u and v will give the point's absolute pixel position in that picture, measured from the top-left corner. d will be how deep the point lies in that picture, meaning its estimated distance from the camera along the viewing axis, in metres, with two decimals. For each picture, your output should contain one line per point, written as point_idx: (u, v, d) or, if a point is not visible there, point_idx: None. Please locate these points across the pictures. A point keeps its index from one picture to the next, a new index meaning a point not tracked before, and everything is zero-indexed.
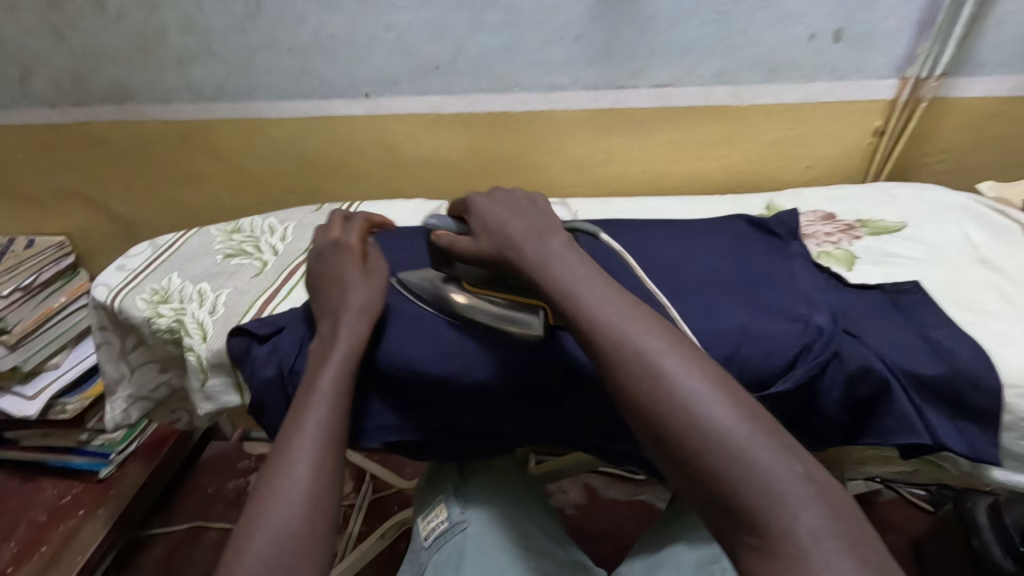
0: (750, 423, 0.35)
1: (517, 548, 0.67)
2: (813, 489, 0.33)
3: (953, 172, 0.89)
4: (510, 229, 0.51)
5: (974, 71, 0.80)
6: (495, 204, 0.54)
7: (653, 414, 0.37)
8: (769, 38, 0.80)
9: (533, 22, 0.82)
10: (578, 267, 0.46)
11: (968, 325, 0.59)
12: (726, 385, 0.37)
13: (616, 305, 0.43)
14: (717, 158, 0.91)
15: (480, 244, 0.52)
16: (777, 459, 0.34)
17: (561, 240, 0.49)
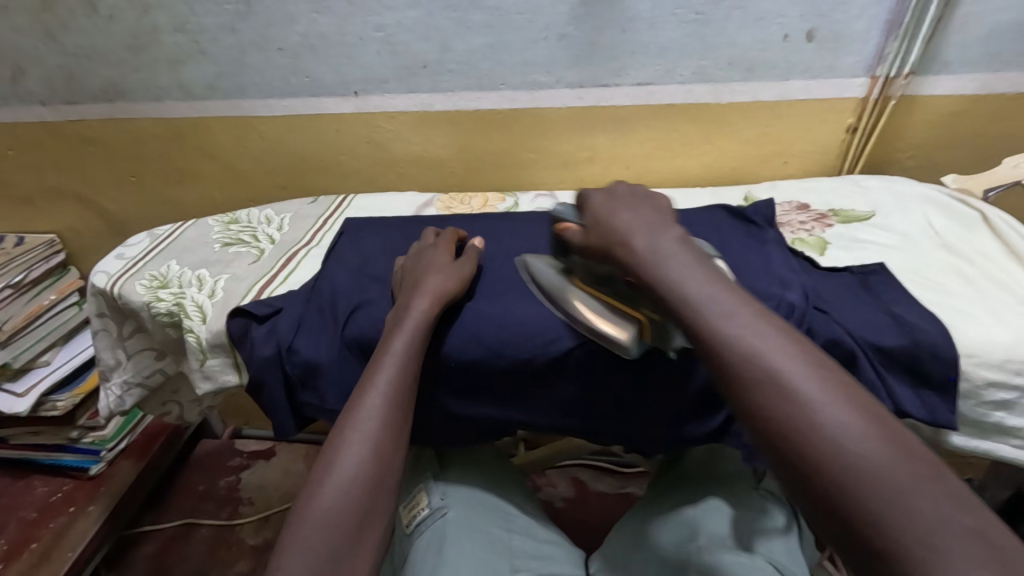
0: (904, 461, 0.34)
1: (497, 533, 0.70)
2: (986, 548, 0.30)
3: (924, 167, 0.92)
4: (619, 225, 0.53)
5: (940, 70, 0.83)
6: (611, 201, 0.57)
7: (787, 436, 0.37)
8: (745, 38, 0.83)
9: (518, 22, 0.85)
10: (691, 265, 0.47)
11: (932, 304, 0.62)
12: (875, 420, 0.36)
13: (753, 320, 0.42)
14: (698, 155, 0.94)
15: (590, 236, 0.55)
16: (939, 510, 0.32)
17: (673, 236, 0.51)
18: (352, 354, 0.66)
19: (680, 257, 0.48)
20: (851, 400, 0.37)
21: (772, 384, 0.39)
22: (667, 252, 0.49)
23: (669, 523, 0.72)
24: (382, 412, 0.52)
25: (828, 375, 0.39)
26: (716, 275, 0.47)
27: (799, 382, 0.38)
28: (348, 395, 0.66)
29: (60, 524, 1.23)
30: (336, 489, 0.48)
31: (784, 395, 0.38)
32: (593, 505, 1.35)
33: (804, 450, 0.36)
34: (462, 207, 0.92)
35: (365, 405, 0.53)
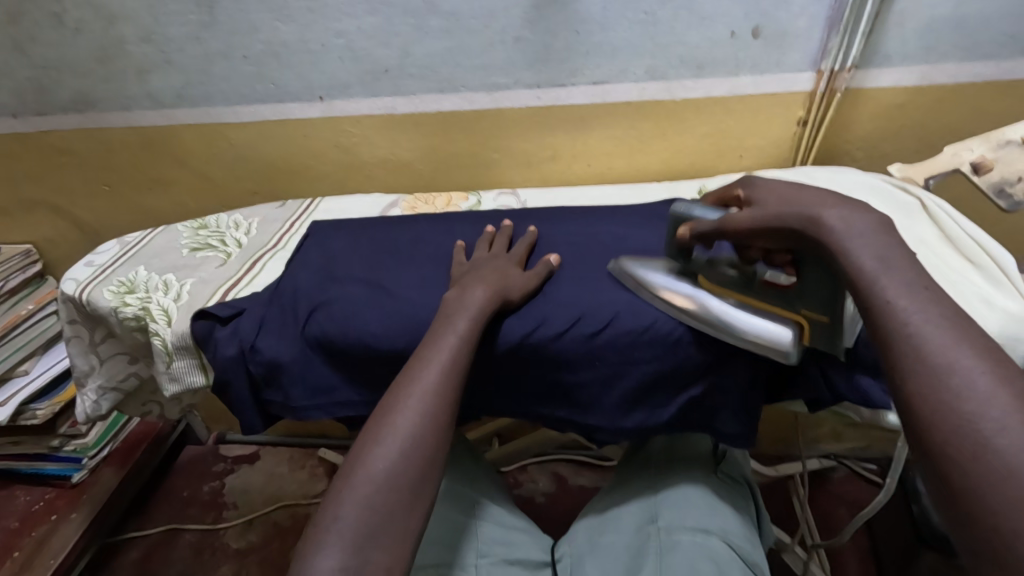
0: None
1: (468, 519, 0.72)
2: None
3: (873, 159, 0.95)
4: (808, 196, 0.52)
5: (882, 64, 0.86)
6: (771, 185, 0.57)
7: (951, 443, 0.36)
8: (694, 36, 0.85)
9: (473, 26, 0.87)
10: (893, 249, 0.45)
11: None
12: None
13: (917, 291, 0.43)
14: (656, 150, 0.97)
15: (766, 208, 0.54)
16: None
17: (875, 216, 0.48)
18: (313, 350, 0.67)
19: (876, 240, 0.46)
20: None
21: (920, 356, 0.39)
22: (860, 230, 0.47)
23: (632, 505, 0.74)
24: (437, 383, 0.55)
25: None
26: (921, 269, 0.44)
27: (987, 393, 0.36)
28: (312, 391, 0.68)
29: (43, 532, 1.24)
30: (391, 449, 0.50)
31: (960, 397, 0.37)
32: (573, 498, 1.37)
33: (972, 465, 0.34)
34: (428, 207, 0.94)
35: (424, 374, 0.55)
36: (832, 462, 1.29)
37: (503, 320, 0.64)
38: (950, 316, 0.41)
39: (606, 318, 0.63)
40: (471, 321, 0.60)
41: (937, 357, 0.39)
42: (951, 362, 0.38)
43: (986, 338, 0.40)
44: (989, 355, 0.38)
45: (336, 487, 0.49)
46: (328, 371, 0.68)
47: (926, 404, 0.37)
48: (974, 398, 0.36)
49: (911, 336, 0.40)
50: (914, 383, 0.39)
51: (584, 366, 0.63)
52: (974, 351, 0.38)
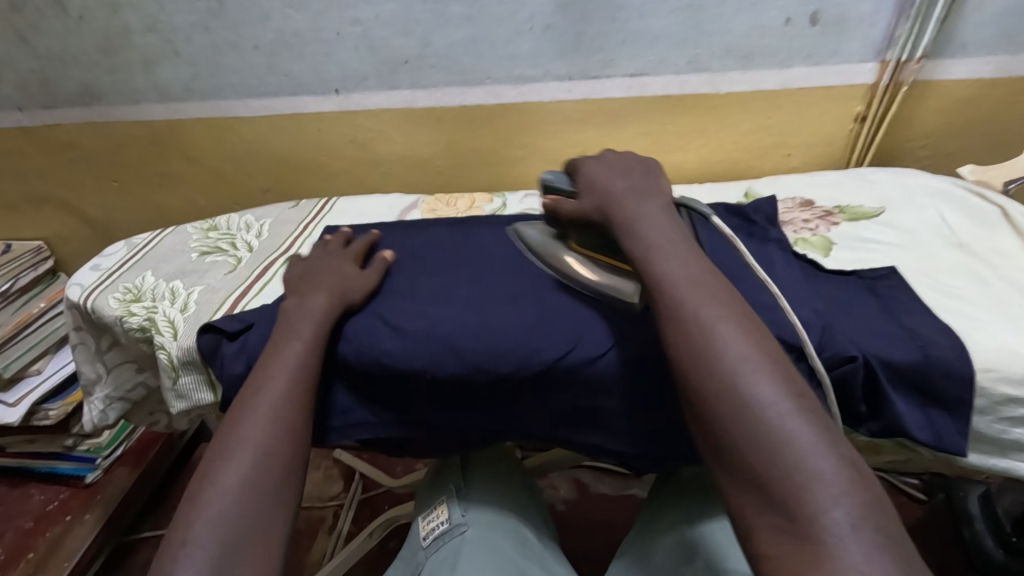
0: (796, 402, 0.38)
1: (508, 552, 0.66)
2: (850, 477, 0.35)
3: (936, 158, 0.87)
4: (612, 190, 0.57)
5: (955, 53, 0.78)
6: (602, 168, 0.60)
7: (698, 382, 0.41)
8: (742, 23, 0.77)
9: (499, 14, 0.80)
10: (668, 223, 0.52)
11: (941, 309, 0.58)
12: (778, 364, 0.40)
13: (694, 269, 0.47)
14: (694, 148, 0.89)
15: (582, 203, 0.59)
16: (823, 447, 0.36)
17: (659, 203, 0.55)
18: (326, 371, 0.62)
19: (658, 219, 0.52)
20: (767, 353, 0.41)
21: (693, 325, 0.42)
22: (646, 215, 0.53)
23: (672, 538, 0.67)
24: (288, 385, 0.54)
25: (751, 327, 0.42)
26: (687, 240, 0.51)
27: (722, 333, 0.41)
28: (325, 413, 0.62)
29: (56, 533, 1.22)
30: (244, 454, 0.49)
31: (705, 335, 0.42)
32: (595, 507, 1.31)
33: (713, 396, 0.40)
34: (449, 209, 0.88)
35: (272, 379, 0.54)
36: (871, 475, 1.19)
37: (527, 340, 0.58)
38: (702, 270, 0.47)
39: (646, 341, 0.57)
40: (315, 329, 0.59)
41: (692, 308, 0.43)
42: (717, 328, 0.42)
43: (727, 287, 0.46)
44: (726, 300, 0.44)
45: (183, 511, 0.46)
46: (343, 392, 0.63)
47: (684, 354, 0.42)
48: (739, 360, 0.40)
49: (692, 308, 0.43)
50: (671, 336, 0.44)
51: (624, 391, 0.58)
52: (715, 298, 0.44)
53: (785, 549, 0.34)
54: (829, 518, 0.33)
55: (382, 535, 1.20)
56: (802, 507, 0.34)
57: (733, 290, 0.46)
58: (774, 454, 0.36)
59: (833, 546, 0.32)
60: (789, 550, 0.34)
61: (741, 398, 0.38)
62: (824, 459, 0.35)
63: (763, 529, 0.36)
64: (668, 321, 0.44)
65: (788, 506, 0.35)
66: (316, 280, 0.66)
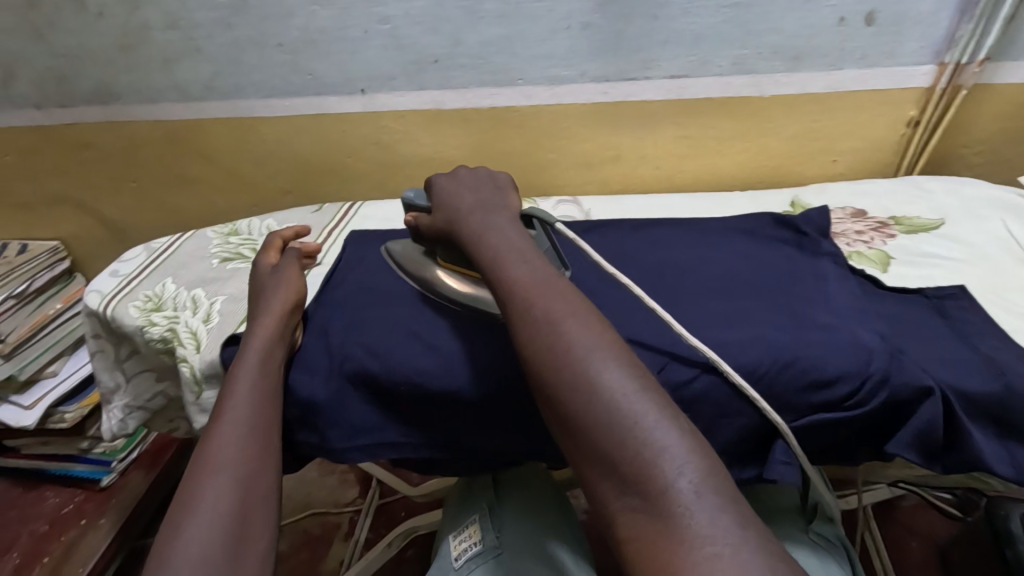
0: (638, 385, 0.38)
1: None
2: (695, 447, 0.35)
3: (992, 165, 0.83)
4: (459, 205, 0.58)
5: (1020, 55, 0.74)
6: (453, 184, 0.61)
7: (547, 379, 0.40)
8: (793, 22, 0.73)
9: (536, 12, 0.76)
10: (511, 231, 0.52)
11: (1017, 333, 0.55)
12: (622, 353, 0.40)
13: (537, 270, 0.47)
14: (735, 153, 0.85)
15: (433, 221, 0.60)
16: (667, 424, 0.36)
17: (503, 215, 0.55)
18: (352, 387, 0.59)
19: (506, 228, 0.53)
20: (609, 345, 0.40)
21: (542, 326, 0.42)
22: (494, 225, 0.53)
23: None
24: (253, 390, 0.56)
25: (594, 319, 0.43)
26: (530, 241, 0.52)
27: (569, 328, 0.41)
28: (354, 434, 0.59)
29: (72, 537, 1.20)
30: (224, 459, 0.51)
31: (551, 335, 0.41)
32: None
33: (567, 392, 0.39)
34: None
35: (237, 393, 0.55)
36: (905, 491, 1.13)
37: None
38: (548, 271, 0.47)
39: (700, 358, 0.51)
40: (269, 339, 0.60)
41: (537, 306, 0.43)
42: (563, 325, 0.41)
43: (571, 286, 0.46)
44: (568, 293, 0.44)
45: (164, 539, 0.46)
46: (370, 410, 0.59)
47: (536, 352, 0.41)
48: (585, 355, 0.40)
49: (540, 309, 0.43)
50: (525, 335, 0.43)
51: None
52: (561, 294, 0.44)
53: (641, 531, 0.34)
54: (677, 492, 0.34)
55: (400, 545, 1.17)
56: (653, 487, 0.34)
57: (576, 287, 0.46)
58: (623, 439, 0.36)
59: (684, 520, 0.33)
60: (645, 533, 0.34)
61: (592, 389, 0.38)
62: (668, 435, 0.36)
63: (624, 514, 0.35)
64: (522, 320, 0.43)
65: (640, 491, 0.35)
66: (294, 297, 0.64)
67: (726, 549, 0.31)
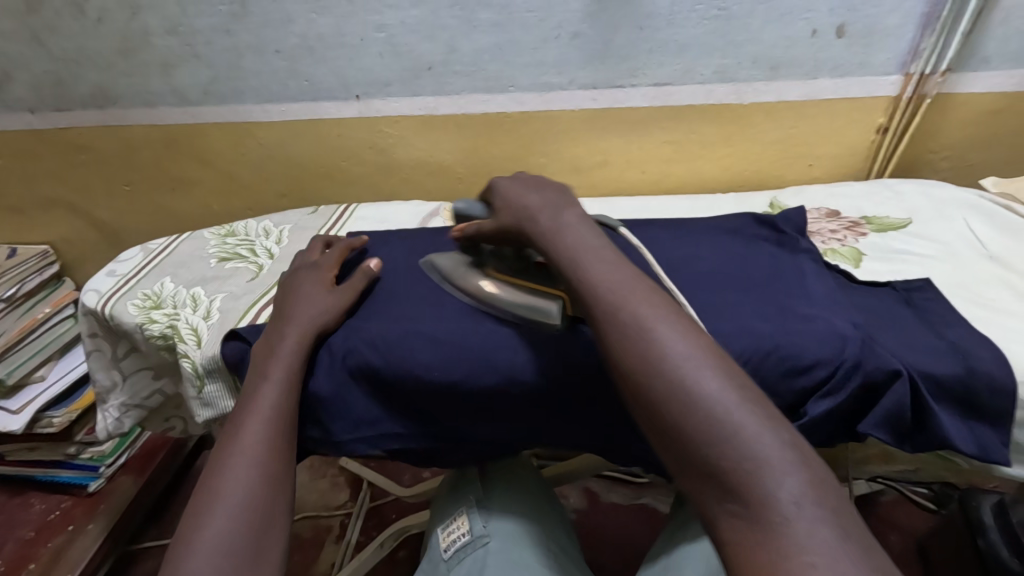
0: (737, 391, 0.36)
1: (532, 563, 0.66)
2: (798, 459, 0.34)
3: (957, 170, 0.88)
4: (528, 205, 0.55)
5: (978, 67, 0.79)
6: (517, 184, 0.58)
7: (638, 385, 0.39)
8: (770, 34, 0.78)
9: (527, 21, 0.80)
10: (587, 232, 0.50)
11: (979, 322, 0.59)
12: (718, 357, 0.39)
13: (621, 272, 0.45)
14: (717, 158, 0.89)
15: (500, 218, 0.57)
16: (768, 433, 0.34)
17: (577, 213, 0.52)
18: (354, 381, 0.60)
19: (580, 228, 0.50)
20: (705, 349, 0.39)
21: (633, 332, 0.41)
22: (567, 226, 0.51)
23: (696, 550, 0.65)
24: (277, 394, 0.55)
25: (688, 323, 0.41)
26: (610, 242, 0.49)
27: (662, 333, 0.40)
28: (356, 427, 0.60)
29: (59, 543, 1.19)
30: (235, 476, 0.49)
31: (643, 339, 0.40)
32: (607, 519, 1.26)
33: (662, 399, 0.38)
34: None
35: (261, 396, 0.55)
36: (883, 485, 1.18)
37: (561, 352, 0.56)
38: (630, 273, 0.45)
39: None
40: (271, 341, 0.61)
41: (625, 311, 0.42)
42: (654, 329, 0.40)
43: (658, 288, 0.44)
44: (656, 296, 0.43)
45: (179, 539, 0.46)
46: (372, 404, 0.61)
47: (628, 358, 0.40)
48: (682, 360, 0.38)
49: (629, 314, 0.42)
50: (615, 339, 0.42)
51: None
52: (648, 298, 0.43)
53: (738, 539, 0.32)
54: (780, 503, 0.32)
55: (392, 546, 1.17)
56: (753, 497, 0.33)
57: (663, 290, 0.44)
58: (720, 447, 0.35)
59: (784, 530, 0.31)
60: (741, 540, 0.32)
61: (686, 394, 0.37)
62: (770, 444, 0.34)
63: (725, 524, 0.34)
64: (613, 325, 0.42)
65: (740, 499, 0.33)
66: (299, 298, 0.65)
67: (822, 561, 0.29)
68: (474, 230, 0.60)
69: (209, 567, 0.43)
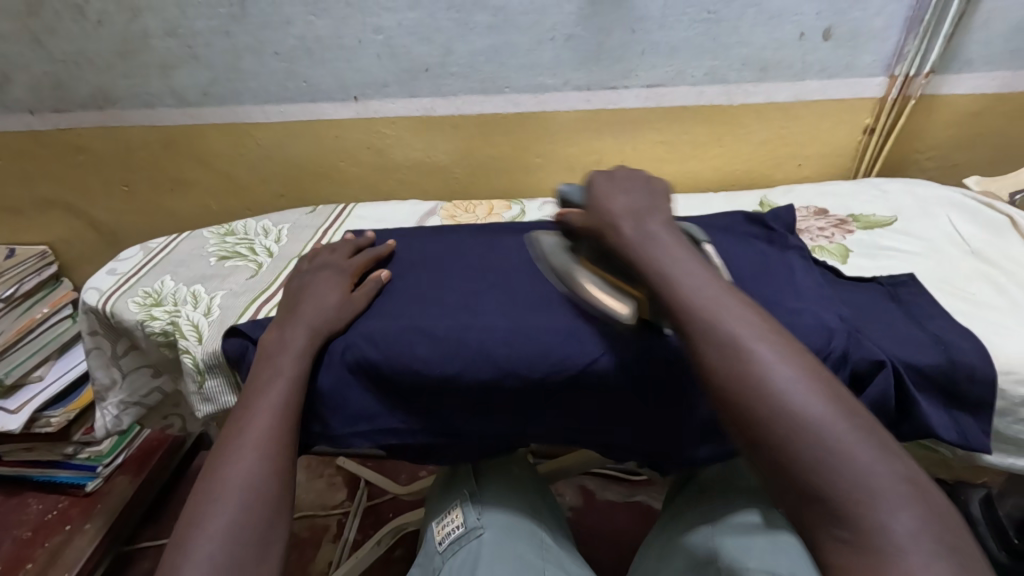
0: (845, 420, 0.38)
1: (526, 555, 0.67)
2: (909, 492, 0.35)
3: (942, 170, 0.91)
4: (615, 210, 0.55)
5: (961, 69, 0.82)
6: (610, 183, 0.59)
7: (738, 407, 0.40)
8: (760, 37, 0.80)
9: (522, 23, 0.82)
10: (675, 248, 0.50)
11: (961, 315, 0.60)
12: (822, 384, 0.40)
13: (714, 289, 0.46)
14: (708, 158, 0.91)
15: (588, 215, 0.57)
16: (877, 465, 0.36)
17: (665, 227, 0.53)
18: (354, 376, 0.62)
19: (669, 243, 0.51)
20: (811, 374, 0.40)
21: (733, 352, 0.41)
22: (657, 239, 0.51)
23: (687, 542, 0.66)
24: (285, 388, 0.56)
25: (788, 345, 0.42)
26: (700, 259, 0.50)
27: (764, 356, 0.41)
28: (355, 421, 0.61)
29: (57, 542, 1.19)
30: (236, 473, 0.50)
31: (745, 361, 0.41)
32: (603, 516, 1.27)
33: (766, 422, 0.39)
34: (468, 215, 0.90)
35: (270, 388, 0.56)
36: None
37: (557, 345, 0.58)
38: (721, 291, 0.46)
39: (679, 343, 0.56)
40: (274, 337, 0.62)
41: (722, 330, 0.43)
42: (755, 350, 0.41)
43: (752, 306, 0.45)
44: (752, 316, 0.44)
45: (184, 525, 0.47)
46: (371, 398, 0.62)
47: (726, 377, 0.41)
48: (786, 385, 0.39)
49: (726, 333, 0.42)
50: (710, 356, 0.42)
51: (658, 395, 0.58)
52: (746, 319, 0.43)
53: (850, 566, 0.34)
54: (895, 534, 0.34)
55: (388, 543, 1.18)
56: (867, 528, 0.34)
57: (756, 309, 0.45)
58: (829, 475, 0.36)
59: (901, 561, 0.33)
60: (854, 566, 0.34)
61: (792, 420, 0.38)
62: (881, 476, 0.36)
63: (829, 547, 0.36)
64: (708, 343, 0.43)
65: (852, 526, 0.35)
66: (301, 295, 0.66)
67: None
68: (569, 218, 0.60)
69: (214, 555, 0.45)
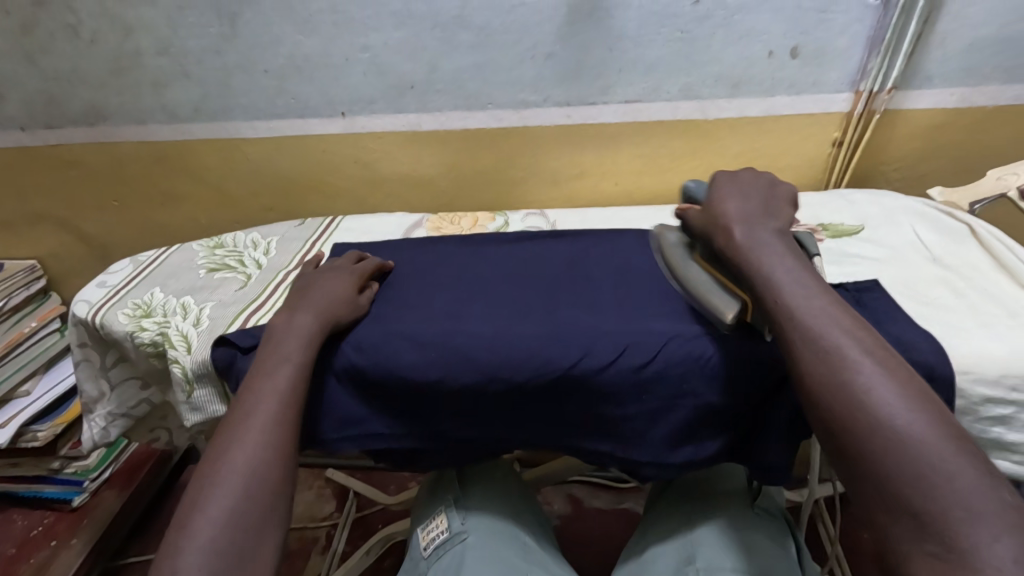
0: (950, 441, 0.39)
1: (509, 558, 0.68)
2: (1017, 521, 0.35)
3: (909, 181, 0.95)
4: (729, 213, 0.57)
5: (922, 85, 0.86)
6: (732, 185, 0.61)
7: (835, 416, 0.42)
8: (731, 55, 0.84)
9: (504, 42, 0.85)
10: (786, 255, 0.52)
11: (922, 319, 0.63)
12: (929, 406, 0.41)
13: (820, 302, 0.48)
14: (685, 170, 0.95)
15: (706, 214, 0.60)
16: (979, 487, 0.37)
17: (778, 236, 0.55)
18: (339, 382, 0.63)
19: (776, 252, 0.53)
20: (915, 394, 0.41)
21: (836, 362, 0.44)
22: (765, 246, 0.53)
23: (667, 545, 0.68)
24: (289, 376, 0.57)
25: (895, 364, 0.43)
26: (813, 273, 0.51)
27: (868, 370, 0.43)
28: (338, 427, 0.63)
29: (42, 558, 1.18)
30: (237, 461, 0.50)
31: (845, 372, 0.43)
32: (592, 524, 1.28)
33: (865, 433, 0.41)
34: (453, 227, 0.92)
35: (277, 373, 0.57)
36: None
37: (539, 349, 0.59)
38: (827, 305, 0.47)
39: (654, 348, 0.58)
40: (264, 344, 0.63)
41: (827, 341, 0.45)
42: (858, 364, 0.43)
43: (861, 323, 0.47)
44: (860, 331, 0.45)
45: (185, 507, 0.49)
46: (356, 404, 0.63)
47: (826, 381, 0.43)
48: (887, 400, 0.41)
49: (829, 344, 0.45)
50: (810, 360, 0.45)
51: (635, 399, 0.59)
52: (854, 333, 0.45)
53: None
54: (990, 554, 0.34)
55: (377, 554, 1.18)
56: (958, 544, 0.35)
57: (866, 326, 0.46)
58: (929, 491, 0.37)
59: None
60: None
61: (891, 434, 0.40)
62: (982, 499, 0.36)
63: (915, 556, 0.37)
64: (809, 349, 0.45)
65: (946, 541, 0.36)
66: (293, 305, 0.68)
67: None
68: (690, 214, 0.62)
69: (210, 539, 0.46)
